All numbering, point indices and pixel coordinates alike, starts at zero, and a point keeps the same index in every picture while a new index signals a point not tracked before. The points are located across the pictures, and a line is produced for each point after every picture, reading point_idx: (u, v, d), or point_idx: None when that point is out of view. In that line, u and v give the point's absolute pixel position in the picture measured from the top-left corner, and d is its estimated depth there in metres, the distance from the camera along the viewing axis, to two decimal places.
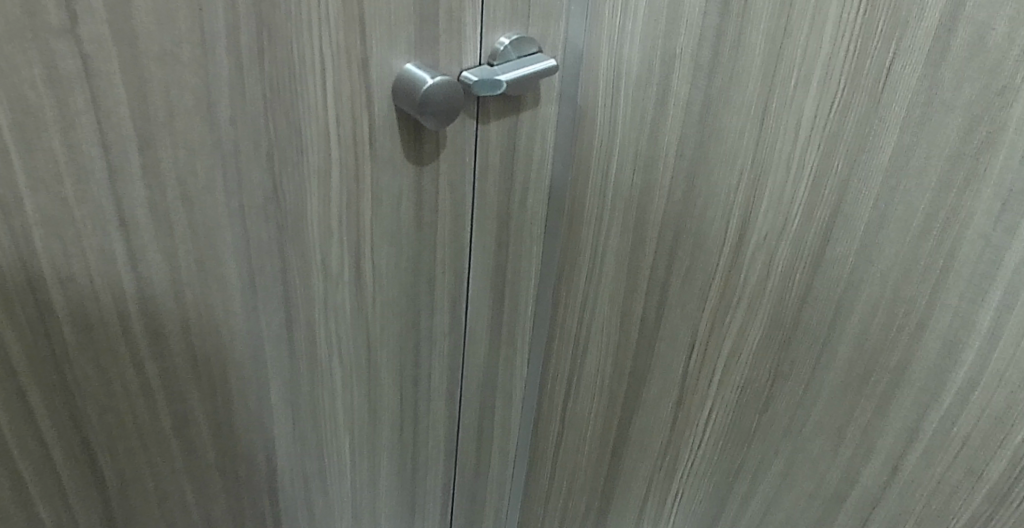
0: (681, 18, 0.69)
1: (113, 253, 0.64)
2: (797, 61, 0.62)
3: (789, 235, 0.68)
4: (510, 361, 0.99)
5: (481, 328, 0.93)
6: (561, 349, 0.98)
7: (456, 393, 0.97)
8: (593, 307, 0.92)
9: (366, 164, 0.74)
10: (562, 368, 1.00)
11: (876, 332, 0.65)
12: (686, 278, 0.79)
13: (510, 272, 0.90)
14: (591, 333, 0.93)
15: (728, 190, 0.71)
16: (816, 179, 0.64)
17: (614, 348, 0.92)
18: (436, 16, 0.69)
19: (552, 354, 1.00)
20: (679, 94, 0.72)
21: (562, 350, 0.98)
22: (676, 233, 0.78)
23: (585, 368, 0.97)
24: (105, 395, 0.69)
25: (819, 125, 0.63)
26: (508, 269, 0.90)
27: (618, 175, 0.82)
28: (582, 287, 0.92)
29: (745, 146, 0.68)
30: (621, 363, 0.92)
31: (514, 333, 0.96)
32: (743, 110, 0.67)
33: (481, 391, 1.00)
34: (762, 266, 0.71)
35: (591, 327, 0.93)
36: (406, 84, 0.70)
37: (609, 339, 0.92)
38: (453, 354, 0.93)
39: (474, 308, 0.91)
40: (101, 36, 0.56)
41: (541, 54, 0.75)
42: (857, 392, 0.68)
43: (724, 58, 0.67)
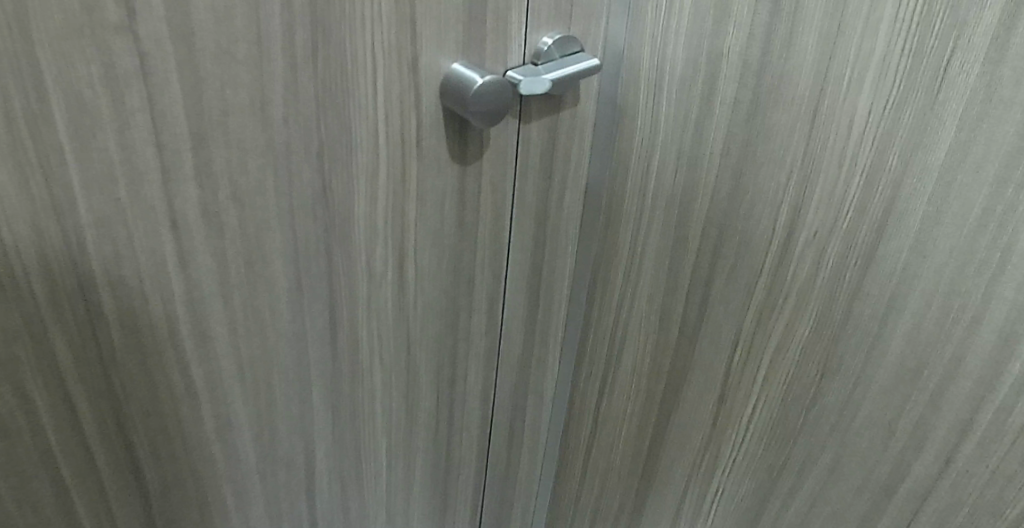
0: (729, 17, 0.69)
1: (163, 255, 0.63)
2: (852, 59, 0.63)
3: (840, 233, 0.68)
4: (542, 360, 0.99)
5: (517, 328, 0.93)
6: (595, 347, 0.99)
7: (490, 393, 0.97)
8: (629, 306, 0.92)
9: (413, 165, 0.74)
10: (595, 367, 1.01)
11: (931, 325, 0.65)
12: (731, 277, 0.79)
13: (546, 271, 0.91)
14: (629, 333, 0.94)
15: (776, 189, 0.72)
16: (869, 177, 0.65)
17: (651, 347, 0.92)
18: (484, 15, 0.70)
19: (585, 353, 1.00)
20: (726, 94, 0.72)
21: (596, 348, 0.99)
22: (720, 232, 0.78)
23: (619, 367, 0.97)
24: (149, 398, 0.69)
25: (873, 123, 0.63)
26: (544, 268, 0.90)
27: (658, 174, 0.82)
28: (619, 286, 0.92)
29: (795, 144, 0.69)
30: (658, 362, 0.92)
31: (547, 333, 0.96)
32: (794, 107, 0.68)
33: (514, 390, 1.00)
34: (812, 263, 0.71)
35: (628, 326, 0.93)
36: (455, 85, 0.70)
37: (646, 338, 0.92)
38: (489, 354, 0.93)
39: (511, 308, 0.91)
40: (159, 33, 0.55)
41: (583, 54, 0.76)
42: (910, 386, 0.69)
43: (773, 57, 0.68)
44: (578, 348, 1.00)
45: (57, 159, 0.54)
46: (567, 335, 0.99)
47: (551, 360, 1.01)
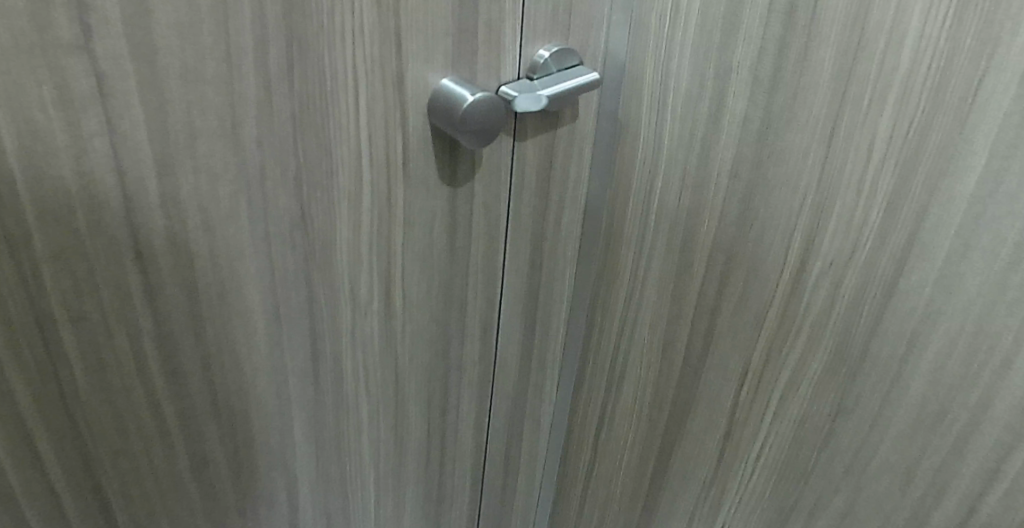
0: (740, 30, 0.65)
1: (129, 287, 0.59)
2: (872, 77, 0.58)
3: (858, 263, 0.64)
4: (540, 388, 0.94)
5: (512, 353, 0.88)
6: (595, 374, 0.94)
7: (484, 421, 0.92)
8: (631, 333, 0.87)
9: (399, 187, 0.69)
10: (595, 395, 0.95)
11: (955, 368, 0.61)
12: (739, 305, 0.74)
13: (543, 294, 0.85)
14: (631, 358, 0.89)
15: (788, 213, 0.67)
16: (890, 204, 0.60)
17: (653, 377, 0.87)
18: (475, 27, 0.65)
19: (585, 378, 0.95)
20: (735, 111, 0.68)
21: (596, 375, 0.94)
22: (729, 257, 0.73)
23: (620, 396, 0.93)
24: (118, 437, 0.64)
25: (895, 146, 0.58)
26: (540, 291, 0.85)
27: (663, 195, 0.77)
28: (620, 310, 0.87)
29: (810, 167, 0.64)
30: (662, 393, 0.87)
31: (545, 360, 0.91)
32: (808, 127, 0.63)
33: (510, 418, 0.95)
34: (827, 294, 0.67)
35: (630, 351, 0.88)
36: (444, 101, 0.65)
37: (649, 366, 0.87)
38: (483, 380, 0.88)
39: (506, 333, 0.85)
40: (118, 52, 0.50)
41: (582, 67, 0.71)
42: (932, 430, 0.65)
43: (787, 73, 0.63)
44: (577, 373, 0.95)
45: (7, 189, 0.50)
46: (565, 363, 0.93)
47: (550, 390, 0.95)
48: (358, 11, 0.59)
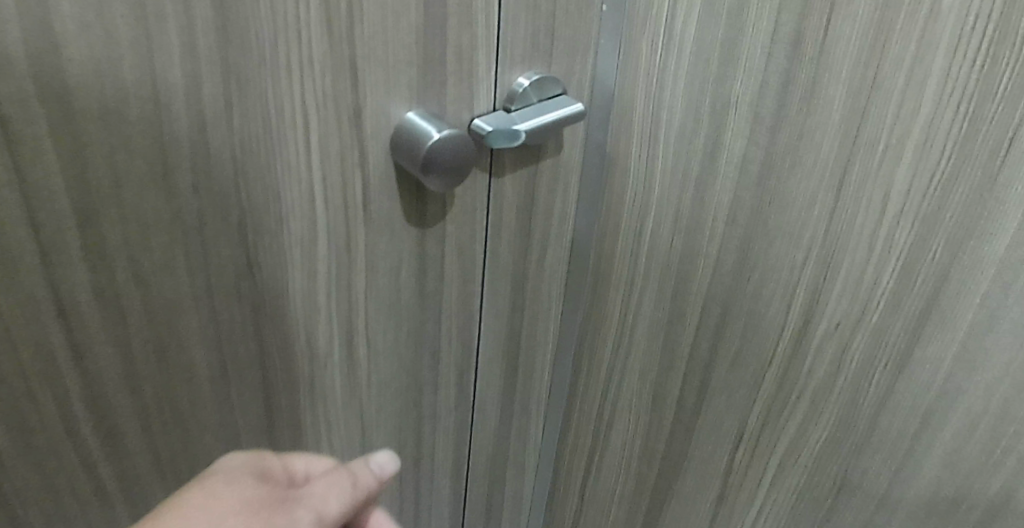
0: (740, 58, 0.57)
1: (52, 345, 0.53)
2: (888, 122, 0.50)
3: (868, 328, 0.56)
4: (523, 431, 0.88)
5: (492, 399, 0.81)
6: (582, 415, 0.88)
7: (462, 471, 0.86)
8: (619, 381, 0.80)
9: (359, 231, 0.62)
10: (582, 437, 0.90)
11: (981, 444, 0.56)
12: (734, 362, 0.67)
13: (525, 336, 0.78)
14: (620, 408, 0.82)
15: (791, 268, 0.59)
16: (906, 266, 0.53)
17: (642, 430, 0.80)
18: (443, 56, 0.58)
19: (571, 418, 0.89)
20: (733, 151, 0.60)
21: (584, 416, 0.88)
22: (723, 309, 0.66)
23: (610, 443, 0.86)
24: (50, 501, 0.59)
25: (914, 201, 0.51)
26: (523, 334, 0.78)
27: (653, 237, 0.70)
28: (609, 354, 0.80)
29: (815, 219, 0.56)
30: (652, 447, 0.80)
31: (528, 404, 0.85)
32: (814, 173, 0.55)
33: (491, 466, 0.88)
34: (832, 360, 0.60)
35: (618, 399, 0.82)
36: (408, 138, 0.59)
37: (637, 418, 0.80)
38: (460, 429, 0.81)
39: (484, 378, 0.79)
40: (25, 92, 0.45)
41: (566, 96, 0.64)
42: (957, 504, 0.59)
43: (792, 112, 0.55)
44: (563, 416, 0.89)
45: None
46: (551, 405, 0.87)
47: (534, 433, 0.89)
48: (308, 40, 0.53)
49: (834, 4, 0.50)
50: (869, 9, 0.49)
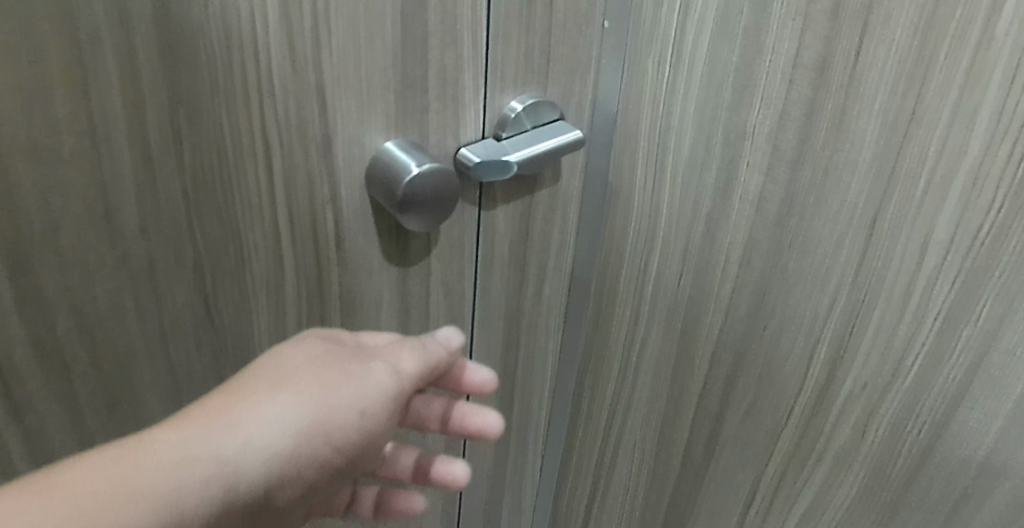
0: (758, 83, 0.51)
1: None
2: (928, 161, 0.44)
3: (899, 393, 0.49)
4: (517, 487, 0.79)
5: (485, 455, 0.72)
6: (580, 464, 0.80)
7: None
8: (621, 429, 0.72)
9: (331, 275, 0.54)
10: (580, 489, 0.82)
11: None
12: (749, 418, 0.59)
13: (519, 383, 0.70)
14: (621, 459, 0.74)
15: (812, 319, 0.52)
16: (948, 323, 0.46)
17: (645, 483, 0.72)
18: (425, 79, 0.51)
19: (569, 469, 0.82)
20: (749, 186, 0.53)
21: (581, 466, 0.80)
22: (737, 357, 0.58)
23: (609, 494, 0.78)
24: None
25: (960, 249, 0.44)
26: (517, 383, 0.70)
27: (660, 276, 0.63)
28: (609, 397, 0.73)
29: (840, 267, 0.49)
30: (655, 502, 0.72)
31: (523, 457, 0.76)
32: (840, 216, 0.48)
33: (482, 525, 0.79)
34: (858, 425, 0.52)
35: (618, 449, 0.74)
36: (382, 173, 0.51)
37: (641, 470, 0.72)
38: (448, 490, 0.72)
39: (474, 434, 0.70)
40: None
41: (564, 122, 0.57)
42: None
43: (816, 144, 0.49)
44: (561, 464, 0.81)
45: None
46: (547, 456, 0.79)
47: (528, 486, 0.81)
48: (269, 62, 0.46)
49: (867, 22, 0.44)
50: (908, 28, 0.42)
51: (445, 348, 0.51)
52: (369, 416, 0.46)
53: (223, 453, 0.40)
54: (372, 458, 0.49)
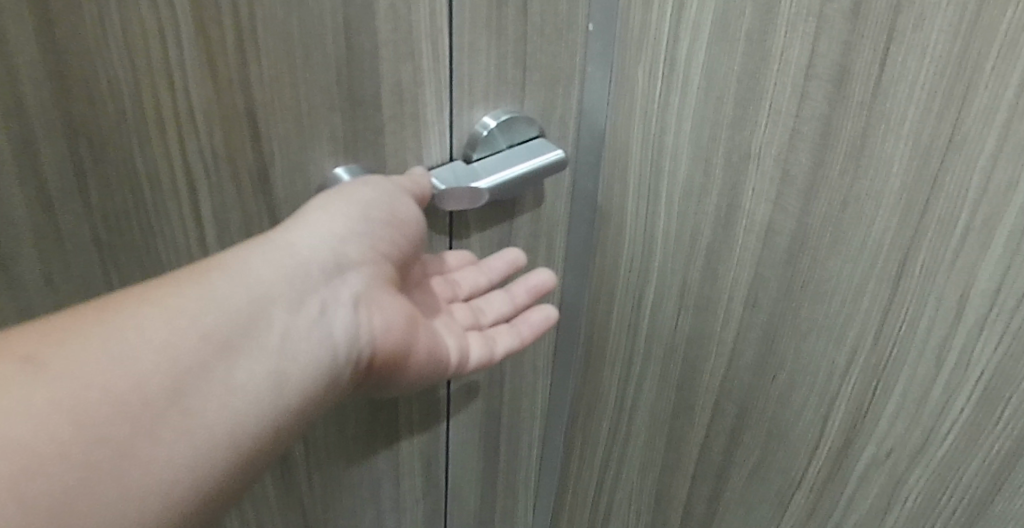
0: (763, 99, 0.43)
1: None
2: (967, 197, 0.36)
3: (931, 465, 0.42)
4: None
5: (469, 500, 0.66)
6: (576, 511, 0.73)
7: None
8: (616, 478, 0.65)
9: None
10: None
11: None
12: (756, 478, 0.51)
13: (504, 429, 0.63)
14: (617, 512, 0.66)
15: (827, 374, 0.45)
16: (990, 390, 0.38)
17: None
18: (377, 97, 0.45)
19: (563, 515, 0.74)
20: (754, 218, 0.46)
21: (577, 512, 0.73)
22: (741, 411, 0.51)
23: None
24: None
25: (1006, 306, 0.36)
26: (502, 427, 0.63)
27: (656, 313, 0.55)
28: (602, 447, 0.65)
29: (861, 315, 0.42)
30: None
31: (511, 502, 0.70)
32: (859, 258, 0.41)
33: None
34: (881, 498, 0.45)
35: (613, 501, 0.66)
36: None
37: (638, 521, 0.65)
38: None
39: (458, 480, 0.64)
40: None
41: (543, 140, 0.50)
42: None
43: (832, 171, 0.41)
44: (555, 509, 0.74)
45: None
46: (539, 501, 0.72)
47: None
48: (187, 87, 0.41)
49: (893, 28, 0.36)
50: (945, 34, 0.35)
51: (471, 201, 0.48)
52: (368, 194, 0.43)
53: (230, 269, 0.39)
54: (408, 238, 0.46)
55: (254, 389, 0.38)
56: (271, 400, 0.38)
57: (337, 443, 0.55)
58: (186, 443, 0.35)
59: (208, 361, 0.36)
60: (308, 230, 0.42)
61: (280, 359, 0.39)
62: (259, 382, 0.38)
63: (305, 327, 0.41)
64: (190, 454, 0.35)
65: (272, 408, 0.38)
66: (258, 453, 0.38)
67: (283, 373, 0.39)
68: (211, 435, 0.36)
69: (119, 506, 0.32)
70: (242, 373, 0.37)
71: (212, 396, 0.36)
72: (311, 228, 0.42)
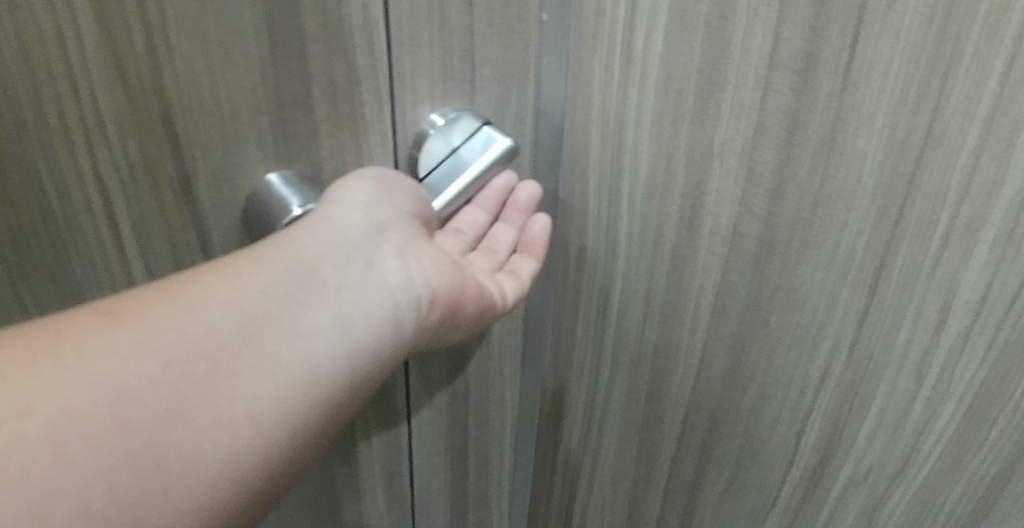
0: (725, 90, 0.39)
1: None
2: (945, 198, 0.33)
3: (911, 485, 0.39)
4: None
5: (438, 516, 0.63)
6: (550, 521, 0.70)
7: None
8: (588, 488, 0.62)
9: None
10: None
11: None
12: (730, 495, 0.48)
13: (471, 442, 0.60)
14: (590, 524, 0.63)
15: (800, 387, 0.41)
16: (972, 408, 0.35)
17: None
18: (309, 96, 0.41)
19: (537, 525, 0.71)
20: (719, 219, 0.42)
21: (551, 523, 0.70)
22: (711, 424, 0.48)
23: None
24: None
25: (991, 318, 0.33)
26: (468, 440, 0.60)
27: (622, 319, 0.52)
28: (573, 456, 0.62)
29: (834, 324, 0.38)
30: None
31: (482, 514, 0.66)
32: (829, 263, 0.38)
33: None
34: (861, 517, 0.41)
35: (586, 512, 0.63)
36: (261, 211, 0.42)
37: None
38: None
39: (426, 497, 0.61)
40: None
41: (487, 128, 0.45)
42: None
43: (799, 169, 0.37)
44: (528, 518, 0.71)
45: None
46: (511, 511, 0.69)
47: None
48: (91, 88, 0.37)
49: (863, 11, 0.32)
50: (922, 18, 0.31)
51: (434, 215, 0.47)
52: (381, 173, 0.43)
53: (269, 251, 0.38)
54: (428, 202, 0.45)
55: (314, 346, 0.37)
56: (337, 356, 0.37)
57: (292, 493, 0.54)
58: (241, 406, 0.34)
59: (256, 333, 0.36)
60: (337, 201, 0.41)
61: (341, 320, 0.38)
62: (318, 341, 0.37)
63: (356, 286, 0.40)
64: (255, 415, 0.34)
65: (339, 363, 0.37)
66: (330, 410, 0.37)
67: (345, 332, 0.38)
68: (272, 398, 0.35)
69: (176, 478, 0.31)
70: (295, 334, 0.36)
71: (268, 359, 0.35)
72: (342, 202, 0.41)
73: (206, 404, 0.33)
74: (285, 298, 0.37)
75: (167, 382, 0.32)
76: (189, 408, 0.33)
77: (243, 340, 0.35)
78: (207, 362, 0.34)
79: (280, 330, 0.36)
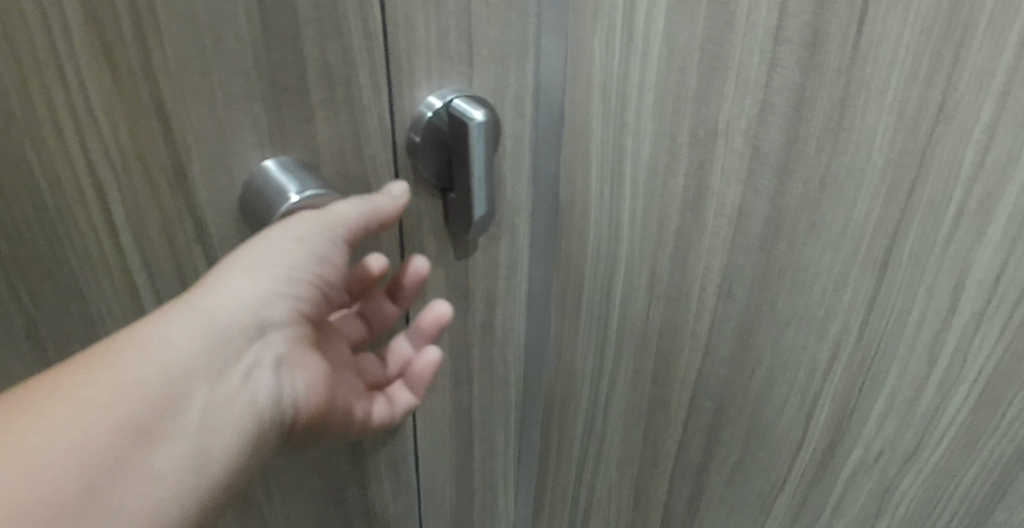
0: (729, 67, 0.38)
1: None
2: (957, 176, 0.32)
3: (923, 468, 0.38)
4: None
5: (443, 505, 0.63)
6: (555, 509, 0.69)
7: None
8: (593, 474, 0.62)
9: None
10: None
11: None
12: (737, 479, 0.48)
13: (476, 429, 0.59)
14: (596, 509, 0.63)
15: (809, 369, 0.40)
16: (985, 388, 0.34)
17: None
18: (304, 81, 0.40)
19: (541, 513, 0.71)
20: (724, 199, 0.41)
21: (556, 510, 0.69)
22: (718, 407, 0.47)
23: None
24: None
25: (1006, 299, 0.32)
26: (472, 428, 0.59)
27: (627, 301, 0.52)
28: (579, 439, 0.62)
29: (844, 307, 0.38)
30: None
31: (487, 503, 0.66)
32: (837, 244, 0.37)
33: None
34: (872, 501, 0.41)
35: (592, 496, 0.63)
36: (259, 200, 0.41)
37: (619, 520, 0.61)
38: None
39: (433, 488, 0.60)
40: None
41: (455, 105, 0.43)
42: None
43: (807, 147, 0.36)
44: (533, 506, 0.70)
45: None
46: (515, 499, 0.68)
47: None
48: (80, 75, 0.35)
49: None
50: None
51: (392, 202, 0.44)
52: (301, 247, 0.42)
53: (174, 329, 0.39)
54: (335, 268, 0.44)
55: (202, 442, 0.39)
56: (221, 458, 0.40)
57: (295, 498, 0.51)
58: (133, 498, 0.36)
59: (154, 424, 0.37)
60: (241, 278, 0.41)
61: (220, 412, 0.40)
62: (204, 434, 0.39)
63: (230, 385, 0.41)
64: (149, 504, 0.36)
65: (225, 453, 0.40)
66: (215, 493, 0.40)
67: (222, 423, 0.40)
68: (169, 488, 0.37)
69: None
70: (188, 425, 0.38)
71: (154, 455, 0.37)
72: (257, 272, 0.41)
73: (107, 496, 0.35)
74: (182, 390, 0.39)
75: (78, 478, 0.34)
76: (91, 499, 0.34)
77: (139, 436, 0.37)
78: (103, 452, 0.35)
79: (175, 425, 0.38)
